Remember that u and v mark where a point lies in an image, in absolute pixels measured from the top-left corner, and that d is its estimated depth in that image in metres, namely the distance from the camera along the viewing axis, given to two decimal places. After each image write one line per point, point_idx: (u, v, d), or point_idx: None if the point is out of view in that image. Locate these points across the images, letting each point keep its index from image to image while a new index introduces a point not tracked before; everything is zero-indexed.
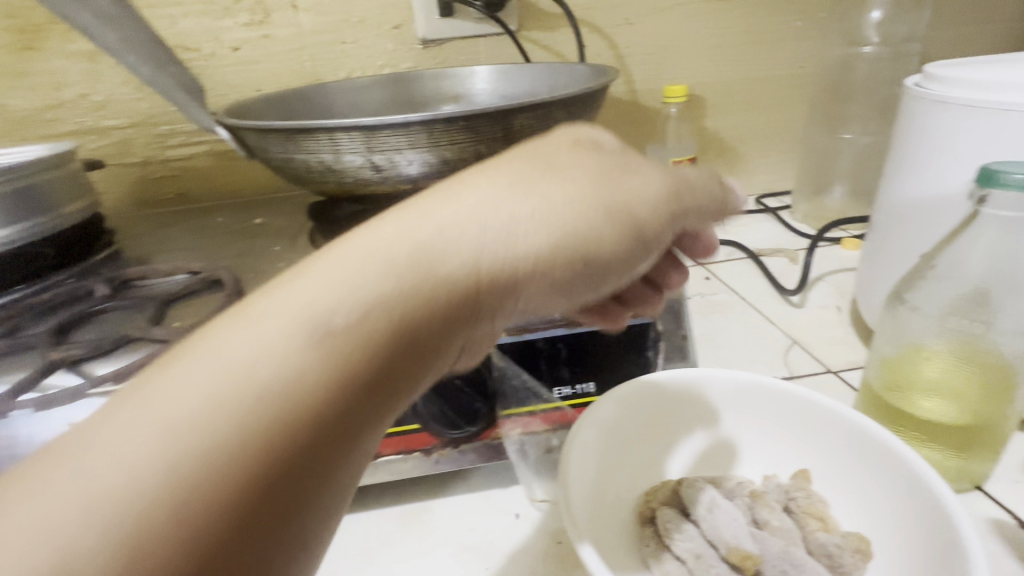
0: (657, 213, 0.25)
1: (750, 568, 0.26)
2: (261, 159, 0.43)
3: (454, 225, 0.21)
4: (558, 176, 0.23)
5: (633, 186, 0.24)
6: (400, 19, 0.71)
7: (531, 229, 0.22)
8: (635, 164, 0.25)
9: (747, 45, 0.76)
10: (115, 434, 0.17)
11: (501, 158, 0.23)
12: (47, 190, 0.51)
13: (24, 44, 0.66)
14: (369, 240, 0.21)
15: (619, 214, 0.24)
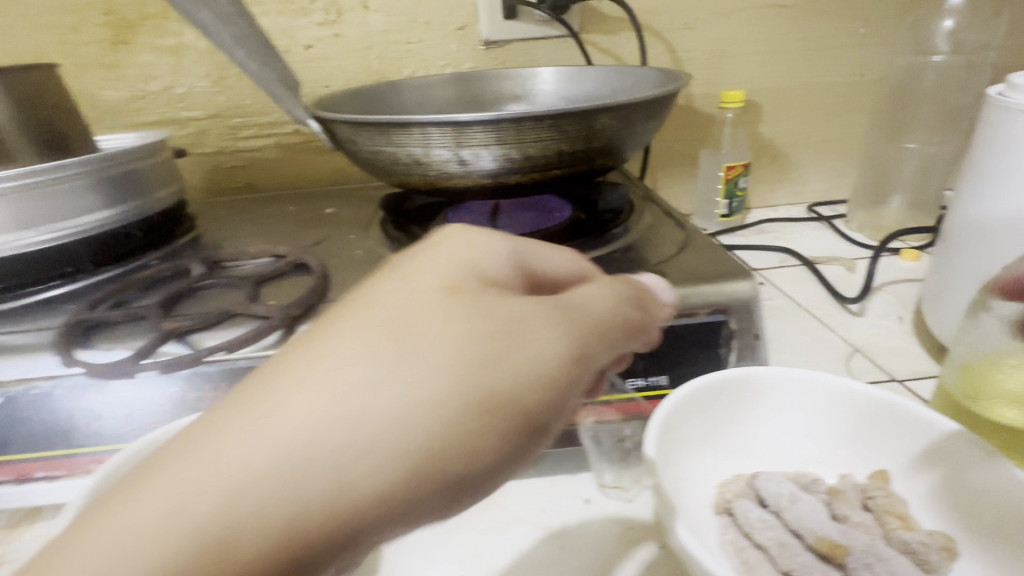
0: (547, 379, 0.21)
1: (840, 557, 0.27)
2: (347, 151, 0.46)
3: (273, 455, 0.17)
4: (414, 364, 0.19)
5: (513, 348, 0.20)
6: (465, 20, 0.73)
7: (380, 440, 0.18)
8: (509, 311, 0.21)
9: (807, 52, 0.76)
10: None
11: (331, 342, 0.19)
12: (142, 177, 0.54)
13: (118, 38, 0.71)
14: (167, 490, 0.17)
15: (495, 394, 0.20)
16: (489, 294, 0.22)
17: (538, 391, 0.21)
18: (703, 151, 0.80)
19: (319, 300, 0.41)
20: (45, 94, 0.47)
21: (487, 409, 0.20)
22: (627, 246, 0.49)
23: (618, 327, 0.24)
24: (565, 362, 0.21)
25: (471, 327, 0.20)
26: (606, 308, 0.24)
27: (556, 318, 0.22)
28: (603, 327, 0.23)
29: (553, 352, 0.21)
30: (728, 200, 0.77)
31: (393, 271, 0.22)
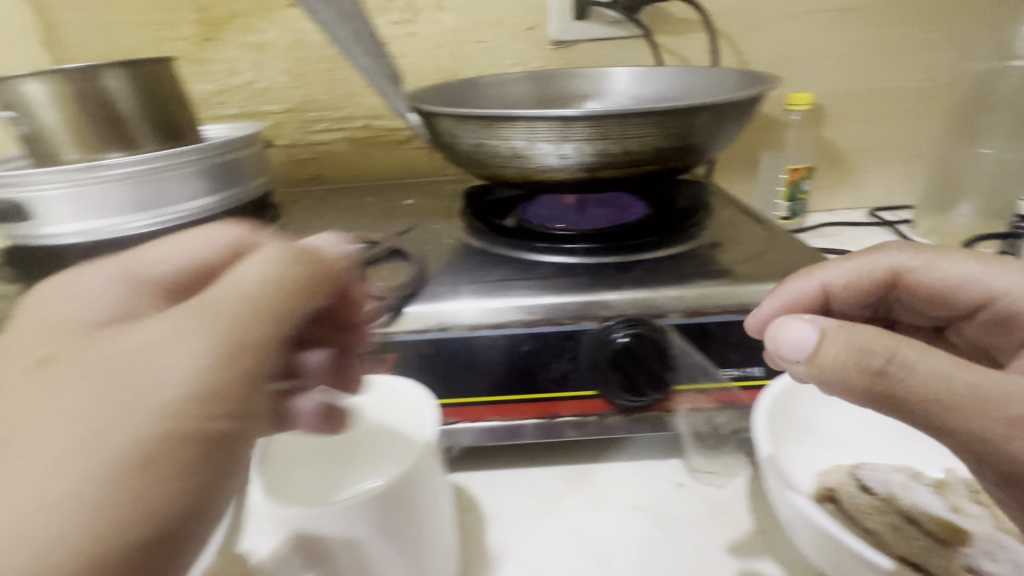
0: (203, 396, 0.22)
1: (961, 540, 0.29)
2: (445, 143, 0.48)
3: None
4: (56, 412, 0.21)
5: (170, 390, 0.22)
6: (535, 20, 0.74)
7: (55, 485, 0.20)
8: (164, 359, 0.22)
9: (877, 56, 0.75)
10: None
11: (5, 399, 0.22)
12: (241, 166, 0.57)
13: (207, 35, 0.75)
14: None
15: (161, 438, 0.21)
16: (120, 336, 0.23)
17: (166, 444, 0.21)
18: (766, 153, 0.80)
19: (424, 285, 0.43)
20: (164, 86, 0.50)
21: (171, 438, 0.22)
22: (712, 242, 0.49)
23: (260, 315, 0.24)
24: (168, 400, 0.22)
25: (95, 380, 0.22)
26: (244, 320, 0.24)
27: (185, 333, 0.23)
28: (240, 341, 0.23)
29: (212, 375, 0.22)
30: (792, 201, 0.78)
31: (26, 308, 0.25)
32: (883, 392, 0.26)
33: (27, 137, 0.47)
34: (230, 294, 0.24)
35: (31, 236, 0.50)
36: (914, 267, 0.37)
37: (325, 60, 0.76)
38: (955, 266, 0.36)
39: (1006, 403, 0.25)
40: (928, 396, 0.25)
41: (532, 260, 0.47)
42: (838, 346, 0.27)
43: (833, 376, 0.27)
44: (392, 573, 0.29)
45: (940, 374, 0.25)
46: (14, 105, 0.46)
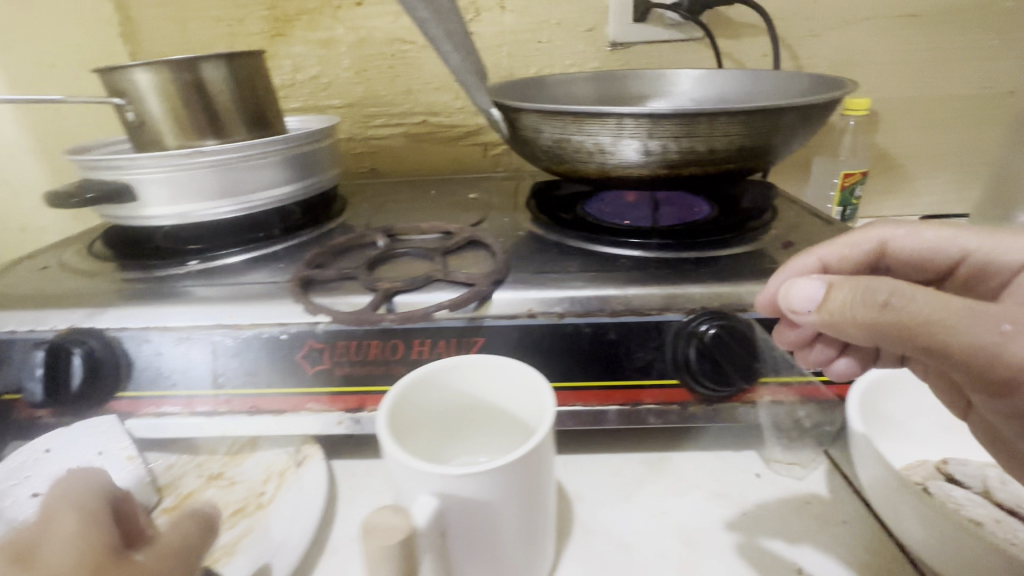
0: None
1: None
2: (525, 138, 0.50)
3: None
4: None
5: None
6: (594, 22, 0.76)
7: None
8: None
9: (936, 62, 0.75)
10: None
11: None
12: (319, 156, 0.59)
13: (276, 31, 0.77)
14: None
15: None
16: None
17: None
18: (818, 158, 0.80)
19: (509, 273, 0.44)
20: (255, 79, 0.53)
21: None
22: (784, 241, 0.50)
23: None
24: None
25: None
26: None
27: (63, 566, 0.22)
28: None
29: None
30: (842, 207, 0.76)
31: None
32: (889, 326, 0.28)
33: (133, 123, 0.50)
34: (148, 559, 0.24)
35: (126, 216, 0.52)
36: (896, 237, 0.41)
37: (387, 57, 0.79)
38: (930, 232, 0.41)
39: (1003, 318, 0.26)
40: (930, 326, 0.27)
41: (608, 254, 0.48)
42: (845, 291, 0.30)
43: (840, 318, 0.29)
44: (513, 548, 0.29)
45: (939, 306, 0.27)
46: (123, 92, 0.48)
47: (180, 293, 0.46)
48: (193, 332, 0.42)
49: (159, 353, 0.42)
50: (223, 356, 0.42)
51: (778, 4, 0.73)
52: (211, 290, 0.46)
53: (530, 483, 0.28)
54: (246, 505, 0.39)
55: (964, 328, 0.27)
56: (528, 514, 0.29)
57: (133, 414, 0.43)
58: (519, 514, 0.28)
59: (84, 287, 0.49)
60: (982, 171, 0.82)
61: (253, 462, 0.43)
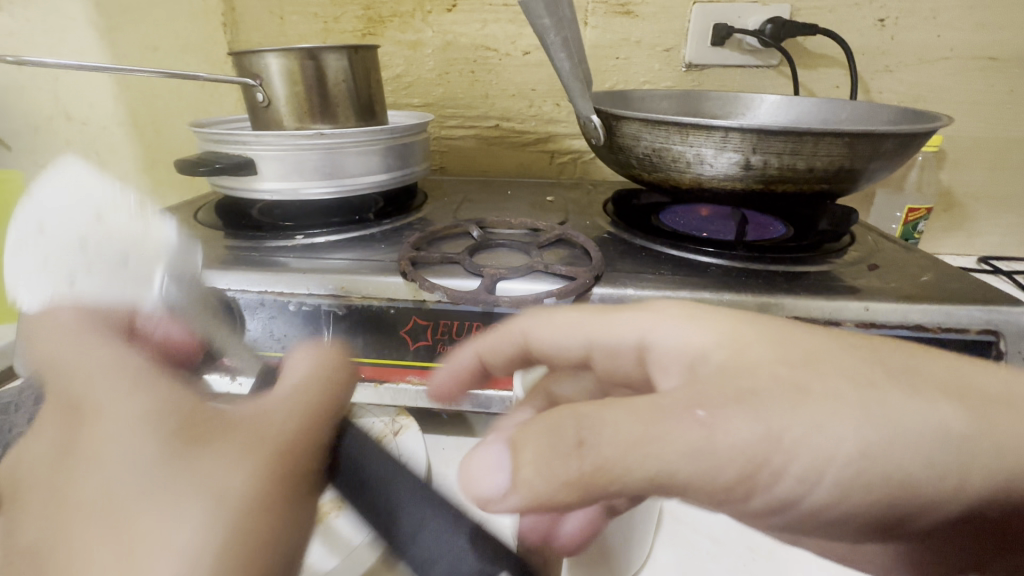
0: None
1: None
2: (623, 145, 0.52)
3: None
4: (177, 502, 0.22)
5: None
6: (672, 42, 0.78)
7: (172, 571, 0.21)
8: (110, 537, 0.21)
9: (1007, 107, 0.77)
10: None
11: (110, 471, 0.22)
12: (415, 149, 0.63)
13: (369, 31, 0.82)
14: None
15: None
16: (111, 514, 0.22)
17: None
18: (882, 189, 0.81)
19: (604, 271, 0.46)
20: (371, 71, 0.57)
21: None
22: (869, 263, 0.51)
23: (189, 473, 0.23)
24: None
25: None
26: (258, 474, 0.24)
27: (149, 460, 0.23)
28: (282, 490, 0.24)
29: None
30: (905, 240, 0.77)
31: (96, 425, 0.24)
32: (591, 474, 0.24)
33: (260, 103, 0.53)
34: (213, 456, 0.24)
35: (239, 188, 0.55)
36: (533, 326, 0.36)
37: (470, 62, 0.82)
38: (560, 319, 0.35)
39: (693, 406, 0.25)
40: (617, 458, 0.24)
41: (697, 261, 0.50)
42: (530, 452, 0.25)
43: (543, 490, 0.24)
44: None
45: (626, 428, 0.24)
46: (255, 75, 0.52)
47: (282, 263, 0.49)
48: (306, 300, 0.45)
49: (273, 317, 0.45)
50: (331, 325, 0.45)
51: (856, 38, 0.75)
52: (306, 262, 0.49)
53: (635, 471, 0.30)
54: None
55: (666, 428, 0.24)
56: None
57: None
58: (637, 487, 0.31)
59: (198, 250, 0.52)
60: None
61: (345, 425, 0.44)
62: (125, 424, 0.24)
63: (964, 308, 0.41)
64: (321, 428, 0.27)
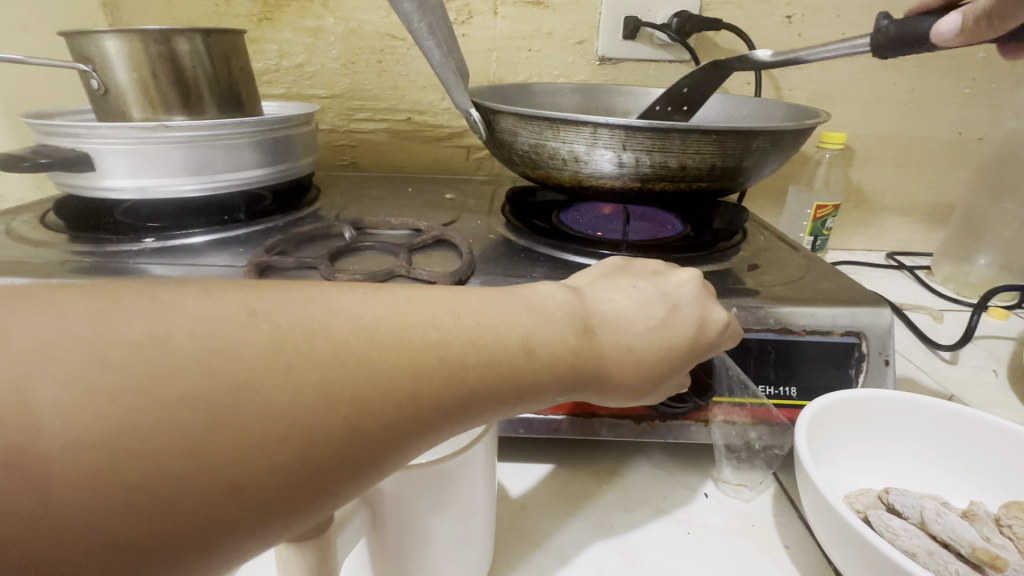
0: (503, 362, 0.23)
1: (1001, 567, 0.29)
2: (502, 140, 0.49)
3: (550, 331, 0.25)
4: (627, 339, 0.27)
5: (512, 325, 0.24)
6: (584, 35, 0.76)
7: (557, 364, 0.25)
8: (605, 310, 0.28)
9: (909, 105, 0.78)
10: (422, 330, 0.22)
11: (647, 291, 0.29)
12: (297, 142, 0.58)
13: (264, 15, 0.74)
14: (504, 319, 0.24)
15: (480, 373, 0.22)
16: (634, 312, 0.28)
17: (550, 371, 0.24)
18: (794, 187, 0.82)
19: (471, 275, 0.44)
20: (232, 56, 0.52)
21: (515, 369, 0.23)
22: (751, 263, 0.49)
23: (665, 359, 0.28)
24: (517, 356, 0.24)
25: (471, 339, 0.23)
26: (617, 369, 0.27)
27: (678, 361, 0.28)
28: (608, 380, 0.27)
29: (498, 376, 0.23)
30: (813, 237, 0.77)
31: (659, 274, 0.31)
32: None
33: (97, 91, 0.49)
34: (669, 381, 0.28)
35: (82, 186, 0.50)
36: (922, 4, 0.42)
37: (376, 52, 0.77)
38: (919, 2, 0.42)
39: None
40: None
41: (574, 263, 0.48)
42: None
43: None
44: (439, 544, 0.29)
45: None
46: (90, 59, 0.47)
47: (132, 269, 0.44)
48: None
49: None
50: None
51: (764, 35, 0.75)
52: (173, 271, 0.44)
53: (447, 490, 0.28)
54: None
55: None
56: (454, 512, 0.29)
57: None
58: (472, 498, 0.29)
59: (30, 256, 0.46)
60: (948, 212, 0.84)
61: None
62: (635, 296, 0.29)
63: (829, 309, 0.40)
64: (689, 361, 0.29)
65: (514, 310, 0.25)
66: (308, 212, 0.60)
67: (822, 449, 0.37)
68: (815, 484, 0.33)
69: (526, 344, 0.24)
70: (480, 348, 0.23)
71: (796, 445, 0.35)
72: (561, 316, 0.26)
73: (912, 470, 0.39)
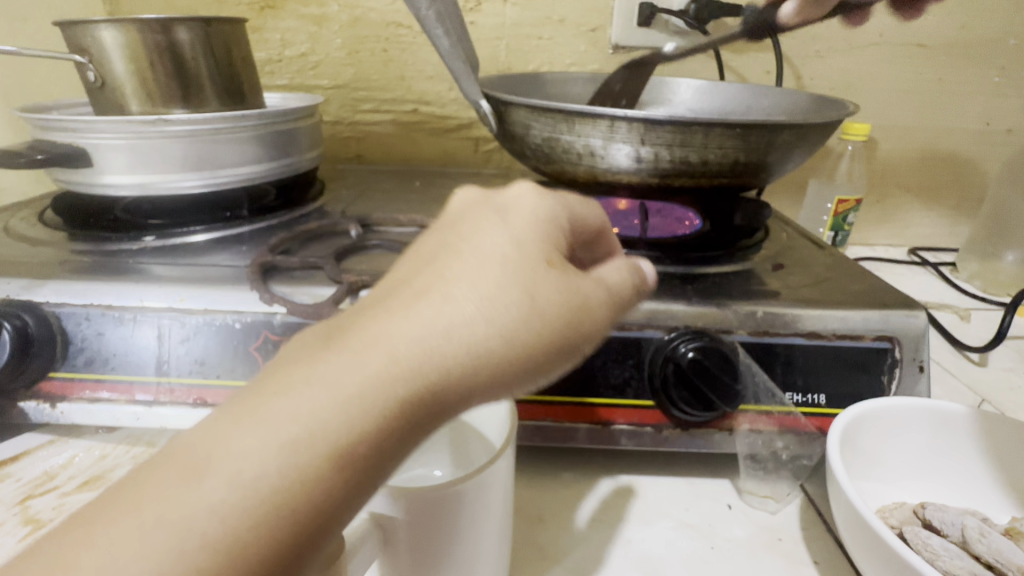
0: (317, 458, 0.18)
1: None
2: (514, 132, 0.47)
3: (360, 382, 0.19)
4: (471, 314, 0.21)
5: (278, 434, 0.18)
6: (598, 22, 0.73)
7: (389, 404, 0.19)
8: (424, 303, 0.21)
9: (936, 93, 0.74)
10: (187, 480, 0.17)
11: (462, 256, 0.23)
12: (300, 136, 0.56)
13: (266, 3, 0.72)
14: (293, 409, 0.18)
15: (271, 520, 0.17)
16: (418, 305, 0.21)
17: (380, 427, 0.19)
18: (814, 180, 0.79)
19: None
20: (234, 46, 0.50)
21: (323, 477, 0.18)
22: (775, 263, 0.47)
23: (532, 319, 0.22)
24: (331, 438, 0.18)
25: (252, 455, 0.18)
26: (485, 346, 0.21)
27: (514, 272, 0.22)
28: (483, 361, 0.21)
29: (301, 506, 0.18)
30: (834, 232, 0.74)
31: (469, 223, 0.24)
32: None
33: (94, 84, 0.47)
34: (546, 309, 0.23)
35: (82, 184, 0.48)
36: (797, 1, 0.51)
37: (382, 40, 0.74)
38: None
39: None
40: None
41: None
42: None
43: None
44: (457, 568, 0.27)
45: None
46: (85, 50, 0.46)
47: (133, 269, 0.43)
48: (140, 315, 0.39)
49: (103, 334, 0.39)
50: (171, 340, 0.39)
51: None
52: (177, 271, 0.43)
53: (463, 515, 0.26)
54: (101, 475, 0.38)
55: None
56: (472, 535, 0.27)
57: (67, 397, 0.39)
58: (490, 519, 0.28)
59: (28, 254, 0.44)
60: (975, 205, 0.81)
61: None
62: (458, 270, 0.22)
63: (861, 312, 0.38)
64: (562, 289, 0.23)
65: (292, 385, 0.19)
66: (313, 208, 0.58)
67: (853, 459, 0.36)
68: (848, 500, 0.31)
69: (331, 421, 0.18)
70: (279, 449, 0.18)
71: (829, 455, 0.33)
72: (351, 355, 0.20)
73: (946, 480, 0.37)
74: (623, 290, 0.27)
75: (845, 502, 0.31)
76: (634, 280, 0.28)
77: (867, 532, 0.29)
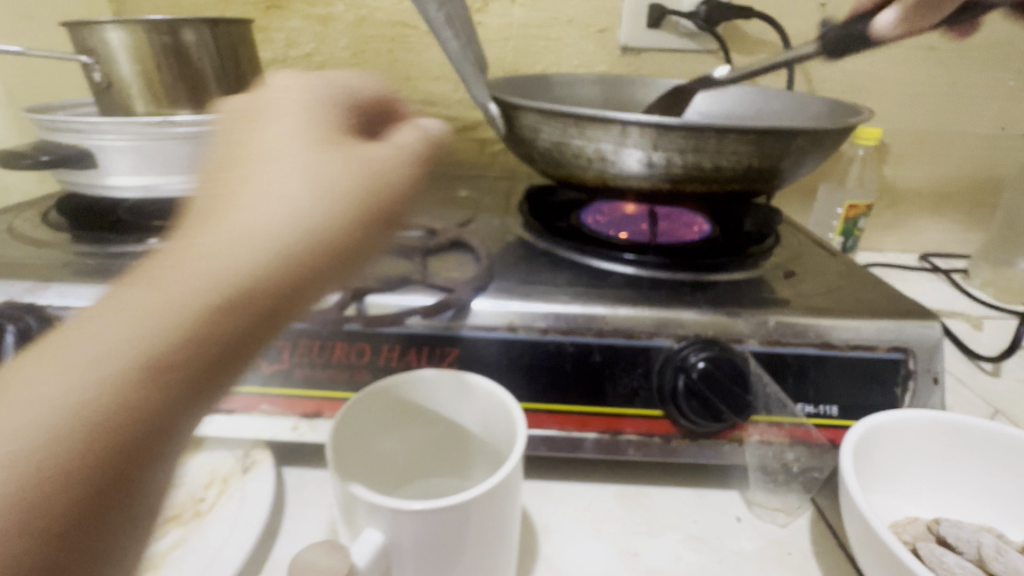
0: (115, 371, 0.17)
1: None
2: (522, 136, 0.46)
3: (152, 292, 0.18)
4: (268, 202, 0.20)
5: (70, 360, 0.17)
6: (606, 23, 0.72)
7: (185, 300, 0.18)
8: (211, 213, 0.20)
9: (949, 97, 0.73)
10: None
11: (241, 161, 0.21)
12: None
13: (273, 3, 0.72)
14: (84, 335, 0.18)
15: (91, 422, 0.17)
16: (207, 218, 0.20)
17: (180, 324, 0.18)
18: (823, 184, 0.78)
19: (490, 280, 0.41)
20: (240, 47, 0.50)
21: (131, 385, 0.17)
22: (786, 270, 0.47)
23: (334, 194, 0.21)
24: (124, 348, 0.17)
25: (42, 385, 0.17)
26: (294, 225, 0.20)
27: (293, 153, 0.21)
28: (298, 239, 0.20)
29: (119, 395, 0.17)
30: (844, 237, 0.73)
31: (241, 131, 0.23)
32: None
33: (100, 85, 0.47)
34: (344, 174, 0.22)
35: (86, 185, 0.48)
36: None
37: (388, 40, 0.74)
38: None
39: None
40: None
41: (600, 268, 0.45)
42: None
43: None
44: None
45: None
46: (91, 51, 0.45)
47: None
48: None
49: None
50: None
51: (797, 23, 0.71)
52: None
53: (468, 535, 0.26)
54: None
55: None
56: (478, 554, 0.27)
57: None
58: (497, 537, 0.28)
59: (32, 256, 0.44)
60: (987, 211, 0.80)
61: (197, 462, 0.40)
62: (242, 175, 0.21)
63: (875, 322, 0.37)
64: (366, 167, 0.22)
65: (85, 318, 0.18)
66: None
67: (864, 471, 0.35)
68: (861, 515, 0.30)
69: (119, 336, 0.17)
70: (75, 370, 0.17)
71: (842, 467, 0.32)
72: (139, 276, 0.19)
73: (960, 495, 0.36)
74: (425, 153, 0.25)
75: (857, 518, 0.31)
76: (434, 134, 0.26)
77: (881, 548, 0.29)
